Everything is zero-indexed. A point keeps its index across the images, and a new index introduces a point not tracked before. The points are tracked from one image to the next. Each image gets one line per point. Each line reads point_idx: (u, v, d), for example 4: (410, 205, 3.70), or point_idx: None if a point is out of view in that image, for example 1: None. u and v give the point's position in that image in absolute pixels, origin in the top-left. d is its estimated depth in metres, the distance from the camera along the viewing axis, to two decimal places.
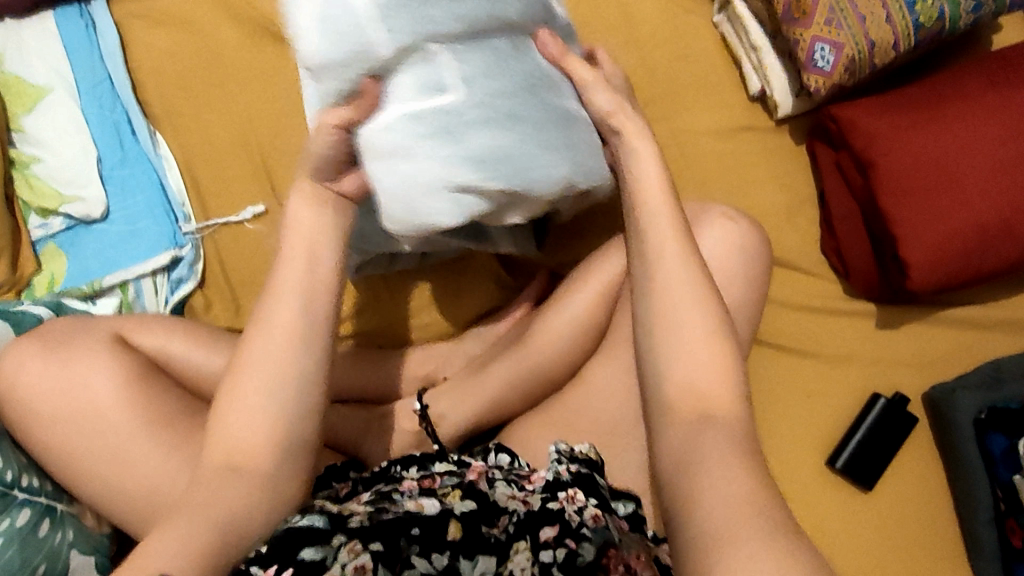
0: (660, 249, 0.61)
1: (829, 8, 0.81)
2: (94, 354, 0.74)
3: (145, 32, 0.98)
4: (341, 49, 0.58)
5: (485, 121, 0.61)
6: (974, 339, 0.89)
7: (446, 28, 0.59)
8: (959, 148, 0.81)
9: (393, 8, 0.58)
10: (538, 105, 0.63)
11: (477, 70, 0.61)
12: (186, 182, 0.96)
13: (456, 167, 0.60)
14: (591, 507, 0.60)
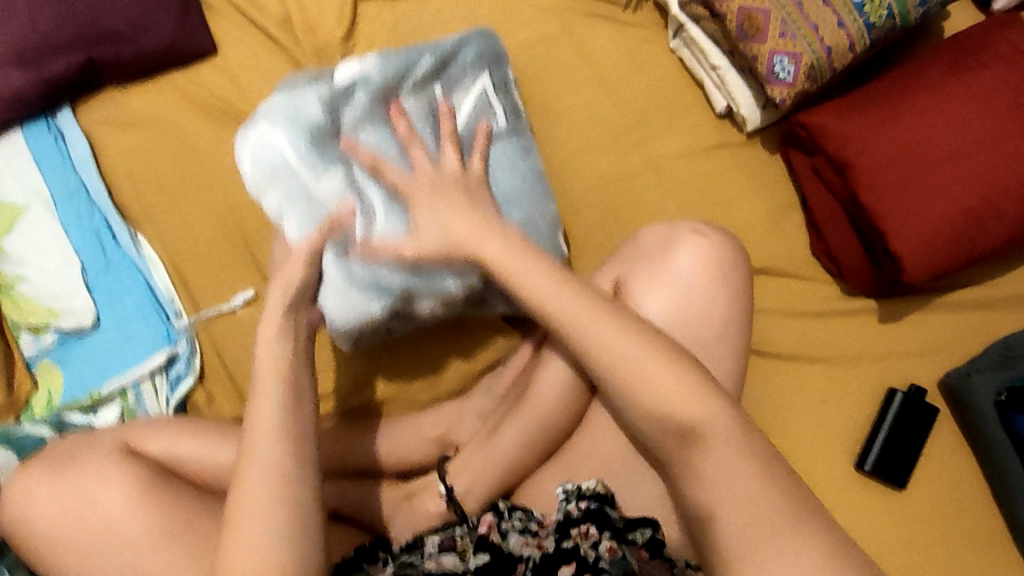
0: (594, 331, 0.59)
1: (780, 21, 0.82)
2: (101, 470, 0.73)
3: (114, 136, 0.98)
4: (277, 193, 0.72)
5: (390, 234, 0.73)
6: (979, 320, 0.88)
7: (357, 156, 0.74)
8: (933, 137, 0.81)
9: (314, 155, 0.72)
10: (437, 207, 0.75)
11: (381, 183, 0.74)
12: (173, 278, 0.96)
13: (375, 274, 0.73)
14: (605, 540, 0.64)
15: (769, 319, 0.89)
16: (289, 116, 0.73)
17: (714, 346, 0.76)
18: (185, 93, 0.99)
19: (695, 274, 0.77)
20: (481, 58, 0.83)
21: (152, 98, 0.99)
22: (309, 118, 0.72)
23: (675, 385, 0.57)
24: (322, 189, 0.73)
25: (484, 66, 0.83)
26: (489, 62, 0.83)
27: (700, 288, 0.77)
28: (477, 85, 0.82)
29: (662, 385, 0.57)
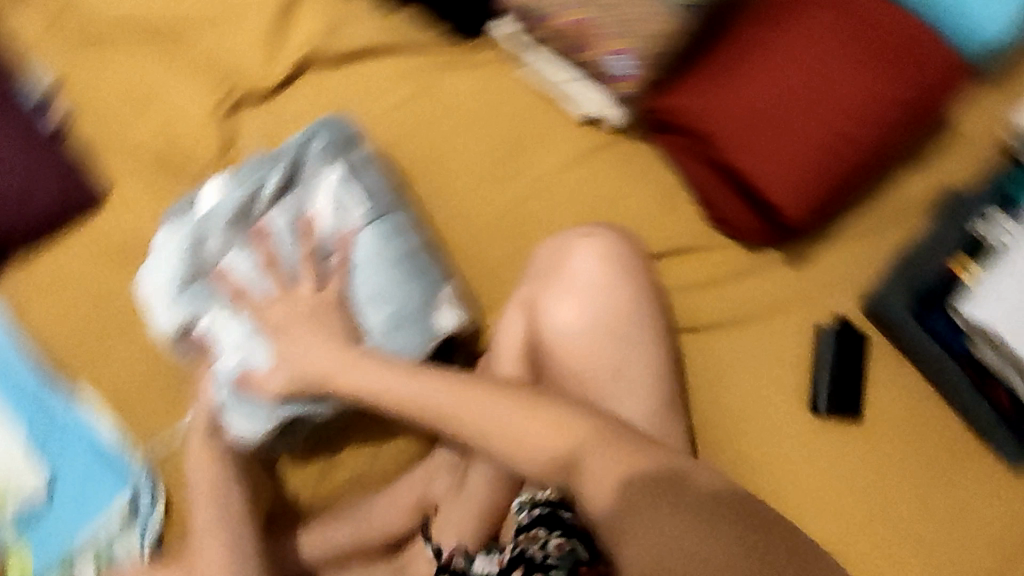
0: (462, 415, 0.71)
1: (603, 25, 0.87)
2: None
3: (25, 299, 0.99)
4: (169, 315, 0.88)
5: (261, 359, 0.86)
6: (883, 239, 0.90)
7: (235, 273, 0.90)
8: (773, 89, 0.86)
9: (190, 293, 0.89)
10: None
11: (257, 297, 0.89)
12: (116, 422, 0.95)
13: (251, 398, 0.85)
14: (554, 538, 0.70)
15: (686, 297, 0.92)
16: (168, 257, 0.89)
17: (629, 338, 0.79)
18: (85, 241, 1.01)
19: (594, 279, 0.80)
20: (332, 149, 0.92)
21: (53, 255, 1.01)
22: (183, 258, 0.89)
23: (518, 430, 0.68)
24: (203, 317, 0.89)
25: (335, 154, 0.92)
26: (341, 148, 0.93)
27: (595, 290, 0.80)
28: (330, 176, 0.92)
29: (525, 435, 0.67)
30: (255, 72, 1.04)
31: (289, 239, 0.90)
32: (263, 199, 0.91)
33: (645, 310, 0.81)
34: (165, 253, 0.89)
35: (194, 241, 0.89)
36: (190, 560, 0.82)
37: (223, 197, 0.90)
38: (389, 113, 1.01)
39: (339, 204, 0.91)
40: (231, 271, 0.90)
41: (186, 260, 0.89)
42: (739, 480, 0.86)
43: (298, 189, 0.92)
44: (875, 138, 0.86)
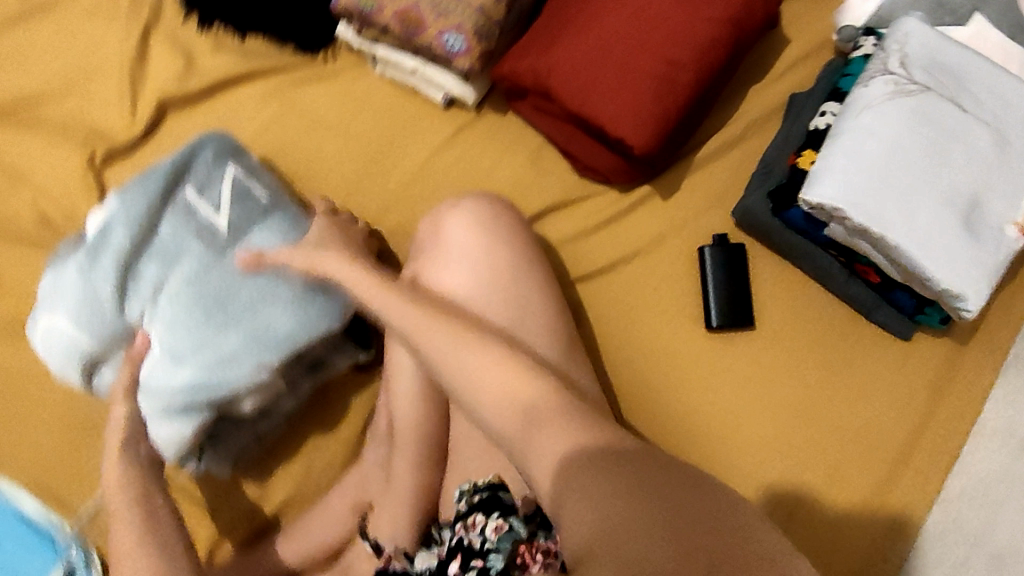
0: (424, 338, 0.63)
1: (431, 6, 0.90)
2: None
3: None
4: (65, 348, 0.82)
5: (182, 371, 0.82)
6: (739, 155, 0.94)
7: (138, 292, 0.83)
8: (600, 37, 0.89)
9: (83, 323, 0.82)
10: (218, 334, 0.83)
11: (164, 311, 0.83)
12: (39, 497, 0.95)
13: (175, 402, 0.82)
14: (491, 521, 0.68)
15: (572, 246, 0.94)
16: (62, 291, 0.83)
17: (514, 290, 0.81)
18: None
19: (466, 246, 0.82)
20: (223, 154, 0.89)
21: None
22: (70, 293, 0.82)
23: (472, 365, 0.60)
24: (107, 344, 0.83)
25: (225, 159, 0.89)
26: (231, 155, 0.90)
27: (468, 254, 0.82)
28: (222, 179, 0.88)
29: (479, 370, 0.60)
30: (117, 124, 1.05)
31: (185, 244, 0.85)
32: (155, 211, 0.85)
33: (520, 260, 0.83)
34: (60, 286, 0.83)
35: (88, 268, 0.82)
36: None
37: (111, 217, 0.84)
38: (256, 135, 1.03)
39: (236, 203, 0.87)
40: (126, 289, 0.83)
41: (81, 289, 0.82)
42: (651, 407, 0.89)
43: (189, 196, 0.87)
44: (706, 56, 0.89)
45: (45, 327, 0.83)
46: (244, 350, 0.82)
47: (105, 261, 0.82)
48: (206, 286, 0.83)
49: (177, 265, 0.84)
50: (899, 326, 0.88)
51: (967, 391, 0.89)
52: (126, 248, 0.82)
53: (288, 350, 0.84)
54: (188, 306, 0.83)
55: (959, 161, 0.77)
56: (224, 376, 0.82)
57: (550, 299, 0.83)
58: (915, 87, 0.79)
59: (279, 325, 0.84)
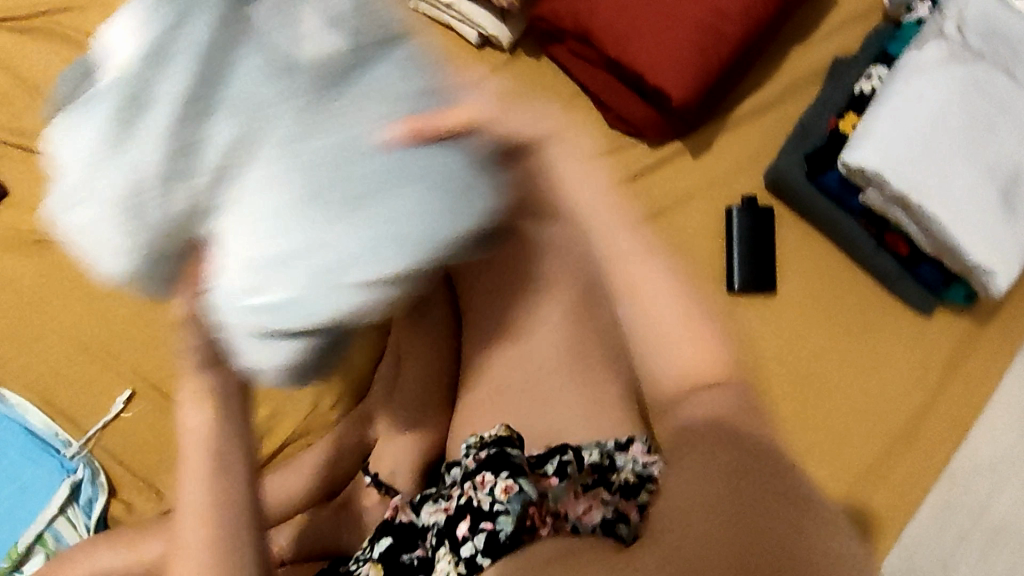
0: (622, 262, 0.55)
1: None
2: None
3: None
4: (101, 235, 0.45)
5: (275, 283, 0.42)
6: (775, 116, 0.92)
7: (198, 167, 0.43)
8: None
9: (104, 201, 0.43)
10: (325, 232, 0.42)
11: (181, 183, 0.43)
12: (48, 412, 0.95)
13: (257, 318, 0.43)
14: (501, 480, 0.61)
15: None
16: (69, 142, 0.44)
17: None
18: None
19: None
20: None
21: None
22: (88, 138, 0.43)
23: (661, 307, 0.56)
24: (154, 237, 0.44)
25: None
26: None
27: None
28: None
29: (670, 311, 0.56)
30: None
31: (265, 37, 0.45)
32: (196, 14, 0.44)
33: None
34: (62, 141, 0.45)
35: (100, 100, 0.44)
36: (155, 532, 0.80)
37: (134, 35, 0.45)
38: None
39: None
40: (136, 150, 0.42)
41: (90, 132, 0.43)
42: None
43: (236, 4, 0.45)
44: (755, 5, 0.87)
45: (68, 227, 0.46)
46: (352, 255, 0.42)
47: (149, 122, 0.42)
48: (282, 145, 0.43)
49: (214, 152, 0.43)
50: (923, 301, 0.88)
51: (984, 369, 0.89)
52: (199, 52, 0.43)
53: (425, 258, 0.43)
54: (231, 175, 0.43)
55: (1007, 132, 0.76)
56: (336, 291, 0.42)
57: None
58: (968, 55, 0.78)
59: (405, 208, 0.43)
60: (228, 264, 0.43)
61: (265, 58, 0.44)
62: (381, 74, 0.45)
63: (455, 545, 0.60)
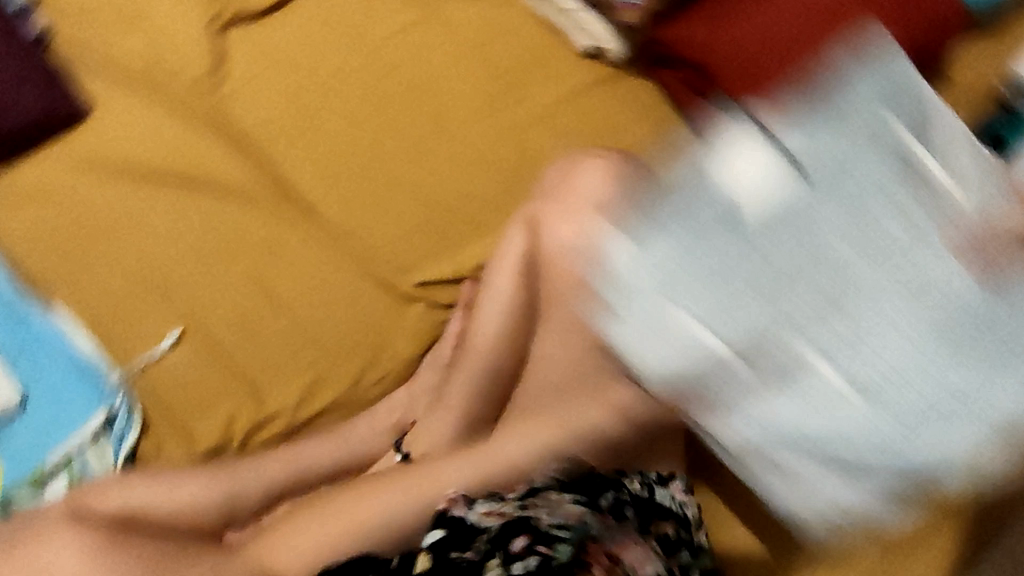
0: None
1: None
2: (53, 539, 0.76)
3: (10, 215, 0.98)
4: (675, 356, 0.70)
5: (825, 427, 0.68)
6: None
7: (804, 343, 0.67)
8: (768, 23, 0.89)
9: (738, 353, 0.69)
10: (887, 421, 0.66)
11: (810, 297, 0.68)
12: (96, 338, 0.95)
13: (804, 458, 0.69)
14: (573, 505, 0.65)
15: None
16: (700, 295, 0.69)
17: None
18: (70, 157, 1.00)
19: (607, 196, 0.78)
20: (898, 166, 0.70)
21: (38, 168, 1.00)
22: (736, 305, 0.68)
23: None
24: (760, 373, 0.69)
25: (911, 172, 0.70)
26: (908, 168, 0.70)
27: (600, 200, 0.78)
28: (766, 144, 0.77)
29: None
30: None
31: (848, 294, 0.67)
32: (815, 209, 0.69)
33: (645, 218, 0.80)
34: (630, 264, 0.72)
35: (699, 214, 0.71)
36: (209, 472, 0.86)
37: (764, 181, 0.73)
38: (388, 38, 1.02)
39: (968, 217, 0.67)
40: (785, 338, 0.68)
41: (689, 230, 0.71)
42: None
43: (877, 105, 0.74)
44: None
45: (620, 339, 0.73)
46: (884, 427, 0.66)
47: (776, 330, 0.68)
48: (882, 297, 0.66)
49: (836, 274, 0.68)
50: None
51: None
52: (777, 277, 0.68)
53: (1001, 427, 0.65)
54: (784, 277, 0.68)
55: None
56: (869, 456, 0.67)
57: None
58: None
59: (987, 405, 0.65)
60: (757, 420, 0.70)
61: (834, 333, 0.67)
62: (925, 195, 0.68)
63: (508, 558, 0.61)
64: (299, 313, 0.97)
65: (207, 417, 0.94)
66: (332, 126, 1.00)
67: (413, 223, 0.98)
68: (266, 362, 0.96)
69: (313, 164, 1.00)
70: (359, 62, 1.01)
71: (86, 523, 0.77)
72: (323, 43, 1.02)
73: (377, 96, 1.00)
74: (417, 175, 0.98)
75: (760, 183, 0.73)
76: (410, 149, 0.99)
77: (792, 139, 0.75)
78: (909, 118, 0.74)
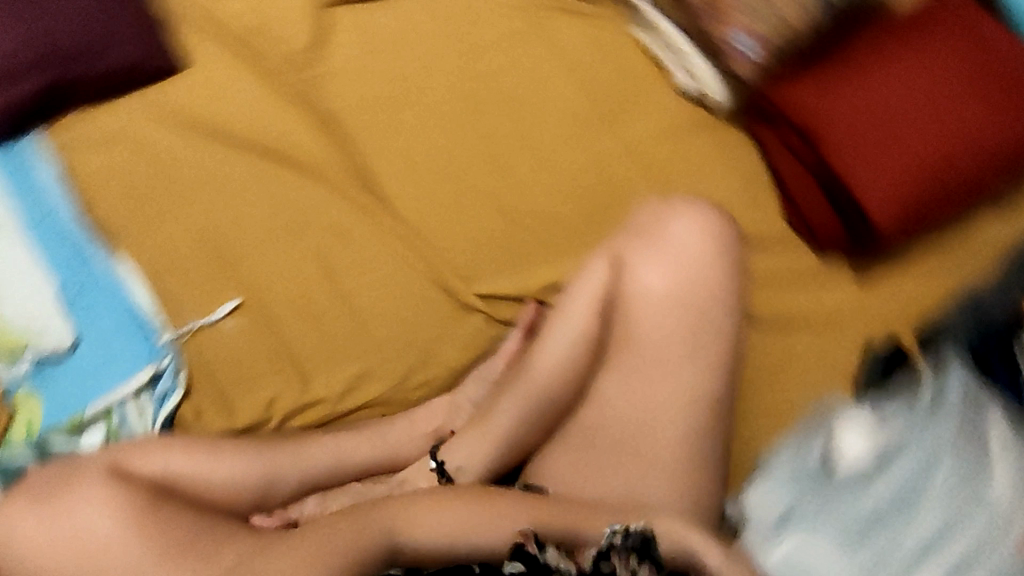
0: None
1: (751, 10, 0.91)
2: (90, 496, 0.75)
3: (87, 155, 0.98)
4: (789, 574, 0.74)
5: None
6: (948, 272, 0.91)
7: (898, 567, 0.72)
8: (885, 102, 0.87)
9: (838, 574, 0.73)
10: None
11: (897, 535, 0.74)
12: (153, 294, 0.94)
13: None
14: None
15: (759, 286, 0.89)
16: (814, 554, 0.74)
17: (706, 309, 0.82)
18: (156, 107, 1.00)
19: (689, 258, 0.82)
20: (974, 406, 0.77)
21: (122, 114, 1.00)
22: (834, 523, 0.75)
23: None
24: None
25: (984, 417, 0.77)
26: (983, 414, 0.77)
27: (686, 257, 0.82)
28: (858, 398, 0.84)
29: None
30: None
31: (931, 515, 0.74)
32: (908, 457, 0.77)
33: (728, 280, 0.83)
34: (768, 529, 0.77)
35: (803, 459, 0.80)
36: (247, 450, 0.84)
37: (861, 458, 0.79)
38: (490, 43, 1.00)
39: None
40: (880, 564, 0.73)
41: (787, 472, 0.79)
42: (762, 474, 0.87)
43: (948, 379, 0.79)
44: (978, 166, 0.87)
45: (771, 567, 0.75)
46: None
47: (877, 547, 0.73)
48: (935, 518, 0.74)
49: (902, 519, 0.74)
50: None
51: None
52: (877, 509, 0.75)
53: None
54: (876, 513, 0.75)
55: None
56: None
57: (729, 334, 0.83)
58: None
59: None
60: None
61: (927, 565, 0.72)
62: (978, 437, 0.76)
63: None
64: (357, 303, 0.96)
65: (250, 391, 0.93)
66: (420, 123, 1.00)
67: (486, 233, 0.96)
68: (317, 347, 0.95)
69: (395, 156, 0.99)
70: (457, 62, 1.00)
71: (124, 485, 0.76)
72: (424, 38, 1.01)
73: (470, 100, 1.00)
74: (498, 186, 0.97)
75: (856, 443, 0.79)
76: (495, 160, 0.98)
77: (876, 416, 0.80)
78: (977, 387, 0.78)
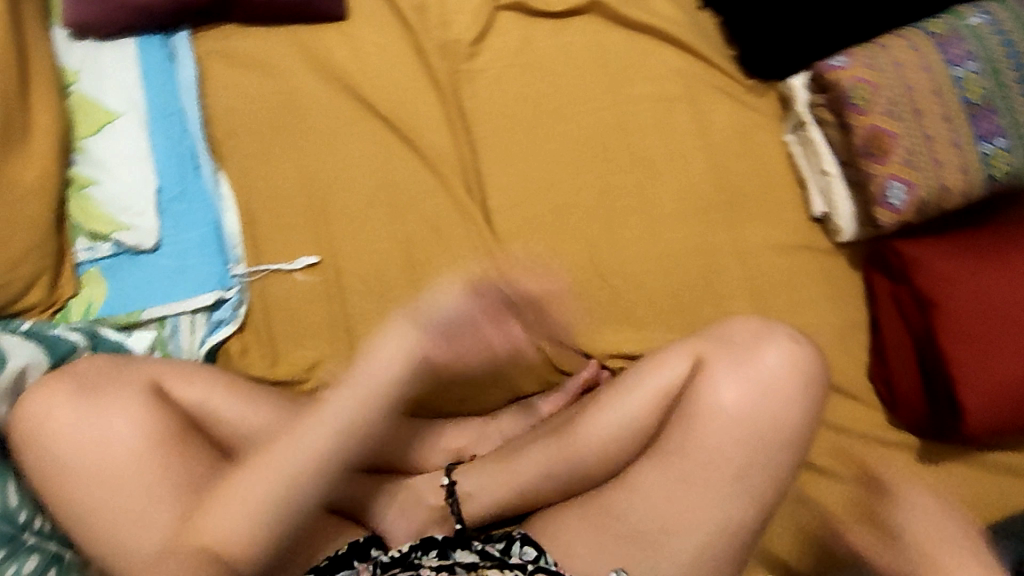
0: None
1: (906, 149, 0.82)
2: (123, 405, 0.76)
3: (224, 71, 0.99)
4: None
5: None
6: (1010, 487, 0.89)
7: None
8: (1020, 299, 0.83)
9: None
10: None
11: None
12: (242, 224, 0.96)
13: None
14: None
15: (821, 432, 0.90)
16: None
17: (767, 444, 0.81)
18: (304, 47, 1.00)
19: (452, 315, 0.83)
20: None
21: (269, 43, 1.00)
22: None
23: None
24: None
25: None
26: None
27: (771, 384, 0.81)
28: None
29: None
30: None
31: None
32: None
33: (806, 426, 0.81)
34: None
35: None
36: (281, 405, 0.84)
37: None
38: (643, 97, 0.98)
39: None
40: None
41: None
42: None
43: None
44: None
45: None
46: None
47: None
48: None
49: None
50: None
51: None
52: None
53: None
54: None
55: None
56: None
57: (777, 471, 0.82)
58: None
59: None
60: None
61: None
62: None
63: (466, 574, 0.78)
64: (426, 302, 0.95)
65: (298, 348, 0.93)
66: (548, 150, 0.97)
67: (573, 280, 0.95)
68: (374, 330, 0.94)
69: (512, 173, 0.97)
70: (606, 104, 0.98)
71: (159, 410, 0.78)
72: (581, 68, 0.99)
73: (605, 146, 0.97)
74: (601, 239, 0.95)
75: None
76: (607, 212, 0.96)
77: None
78: None
